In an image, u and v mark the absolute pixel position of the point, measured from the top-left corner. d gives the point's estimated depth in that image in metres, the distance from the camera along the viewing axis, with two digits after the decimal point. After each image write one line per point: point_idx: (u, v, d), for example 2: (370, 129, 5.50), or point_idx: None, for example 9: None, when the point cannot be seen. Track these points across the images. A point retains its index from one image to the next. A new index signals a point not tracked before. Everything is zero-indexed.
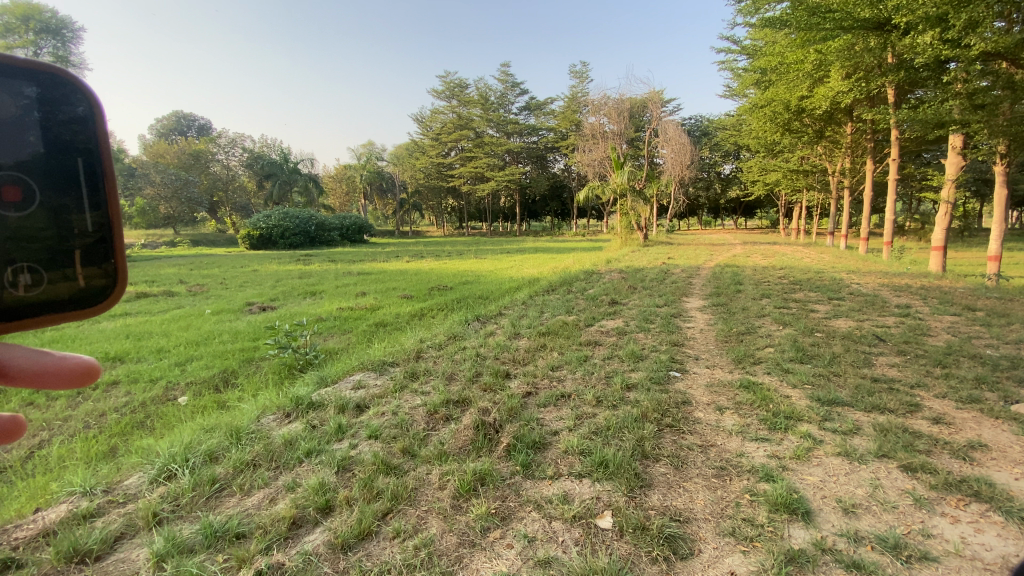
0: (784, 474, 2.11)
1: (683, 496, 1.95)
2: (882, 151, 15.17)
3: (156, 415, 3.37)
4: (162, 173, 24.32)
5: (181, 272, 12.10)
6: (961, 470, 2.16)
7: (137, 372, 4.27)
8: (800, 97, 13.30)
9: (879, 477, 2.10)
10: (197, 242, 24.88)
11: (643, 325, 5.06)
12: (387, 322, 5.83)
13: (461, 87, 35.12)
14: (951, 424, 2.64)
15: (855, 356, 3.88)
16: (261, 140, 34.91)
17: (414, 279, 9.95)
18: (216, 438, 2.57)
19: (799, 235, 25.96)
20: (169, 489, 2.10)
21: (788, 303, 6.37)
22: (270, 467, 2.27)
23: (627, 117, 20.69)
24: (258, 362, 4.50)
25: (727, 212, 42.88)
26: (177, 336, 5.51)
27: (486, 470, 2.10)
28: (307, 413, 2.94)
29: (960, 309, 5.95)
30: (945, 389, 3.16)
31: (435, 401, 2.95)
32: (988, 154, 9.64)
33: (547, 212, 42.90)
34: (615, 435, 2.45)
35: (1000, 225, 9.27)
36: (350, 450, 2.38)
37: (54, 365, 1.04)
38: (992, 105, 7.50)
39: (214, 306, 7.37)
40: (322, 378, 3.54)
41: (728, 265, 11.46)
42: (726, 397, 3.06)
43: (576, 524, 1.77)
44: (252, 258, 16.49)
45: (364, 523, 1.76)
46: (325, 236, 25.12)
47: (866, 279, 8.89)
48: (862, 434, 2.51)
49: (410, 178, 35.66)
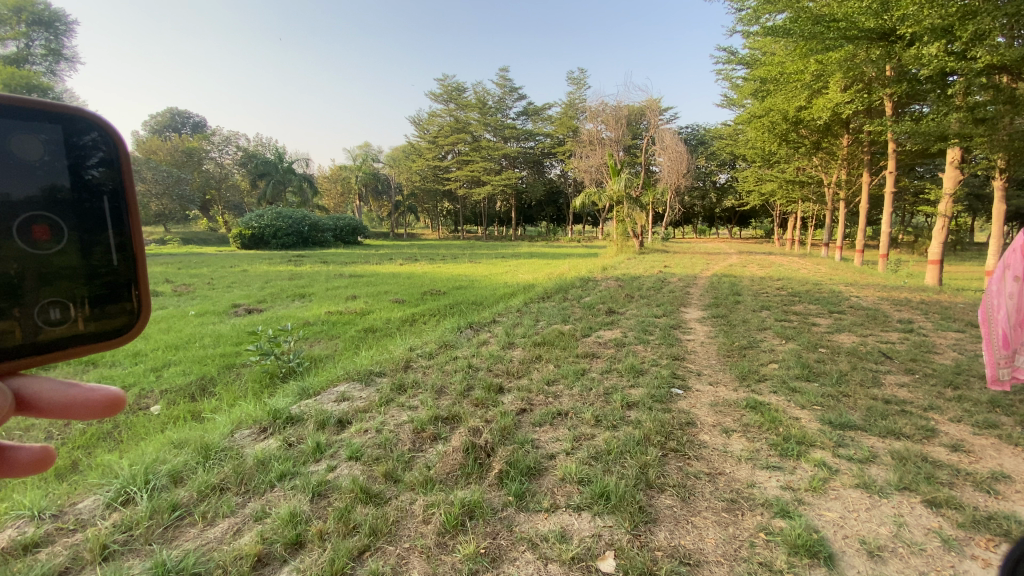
0: (801, 510, 1.94)
1: (691, 534, 1.77)
2: (879, 164, 15.18)
3: (126, 426, 3.15)
4: (154, 170, 23.85)
5: (168, 271, 11.80)
6: (987, 505, 2.00)
7: (109, 378, 4.02)
8: (798, 108, 13.25)
9: (902, 513, 1.93)
10: (187, 241, 24.50)
11: (641, 337, 4.89)
12: (376, 328, 5.63)
13: (459, 91, 35.10)
14: (971, 452, 2.48)
15: (864, 374, 3.73)
16: (255, 139, 34.58)
17: (407, 283, 9.75)
18: (184, 455, 2.36)
19: (793, 245, 26.02)
20: (125, 516, 1.89)
21: (789, 316, 6.24)
22: (239, 492, 2.07)
23: (624, 124, 20.61)
24: (239, 369, 4.27)
25: (722, 221, 43.05)
26: (156, 339, 5.27)
27: (476, 500, 1.92)
28: (284, 428, 2.74)
29: (963, 325, 5.82)
30: (959, 412, 3.01)
31: (422, 418, 2.76)
32: (985, 169, 9.59)
33: (542, 217, 42.86)
34: (616, 461, 2.27)
35: (998, 240, 9.20)
36: (327, 474, 2.18)
37: (81, 401, 0.93)
38: (993, 119, 7.36)
39: (198, 307, 7.14)
40: (303, 389, 3.34)
41: (725, 275, 11.31)
42: (732, 418, 2.88)
43: (574, 567, 1.59)
44: (243, 258, 16.19)
45: (337, 563, 1.56)
46: (318, 237, 24.85)
47: (865, 292, 8.79)
48: (879, 462, 2.34)
49: (406, 181, 35.46)
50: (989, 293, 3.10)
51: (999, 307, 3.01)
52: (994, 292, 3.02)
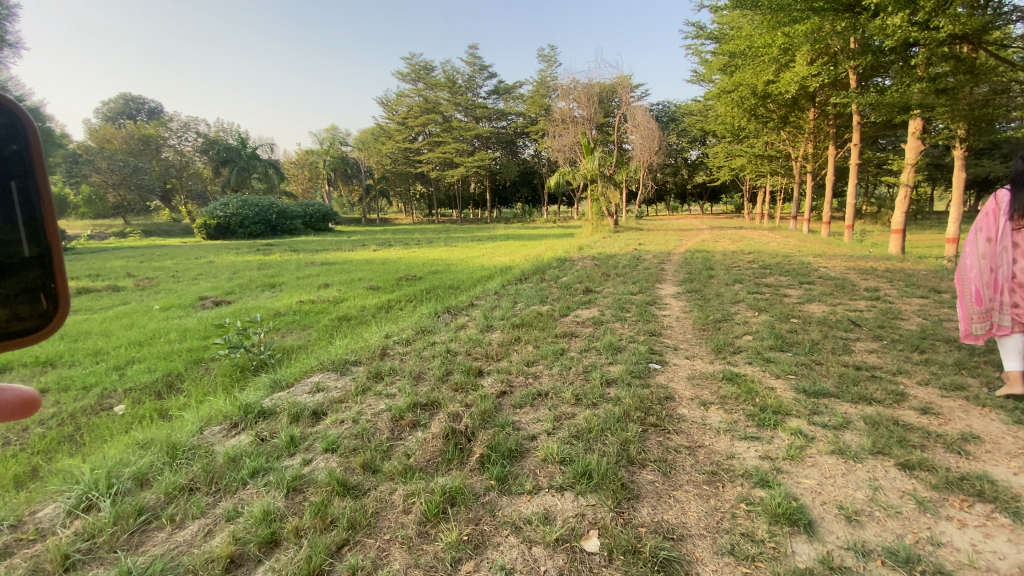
0: (780, 479, 1.96)
1: (674, 508, 1.77)
2: (844, 136, 15.48)
3: (88, 428, 3.00)
4: (109, 160, 22.69)
5: (130, 265, 11.33)
6: (958, 465, 2.05)
7: (68, 379, 3.81)
8: (766, 82, 13.04)
9: (877, 477, 1.97)
10: (149, 233, 23.56)
11: (619, 314, 4.89)
12: (351, 316, 5.51)
13: (427, 70, 34.28)
14: (939, 414, 2.56)
15: (835, 342, 3.81)
16: (216, 125, 33.15)
17: (381, 269, 9.58)
18: (150, 456, 2.25)
19: (763, 219, 26.61)
20: (87, 523, 1.79)
21: (761, 288, 6.36)
22: (210, 492, 1.99)
23: (596, 102, 20.46)
24: (207, 364, 4.12)
25: (693, 198, 43.71)
26: (118, 336, 5.03)
27: (457, 487, 1.88)
28: (256, 423, 2.65)
29: (926, 291, 6.02)
30: (927, 376, 3.11)
31: (400, 406, 2.70)
32: (945, 139, 9.87)
33: (518, 198, 42.65)
34: (597, 439, 2.27)
35: (959, 207, 9.50)
36: (303, 467, 2.11)
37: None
38: (954, 89, 7.59)
39: (162, 301, 6.84)
40: (275, 381, 3.24)
41: (698, 250, 11.47)
42: (710, 391, 2.91)
43: (558, 549, 1.57)
44: (209, 249, 15.67)
45: (315, 560, 1.51)
46: (287, 225, 24.21)
47: (833, 263, 9.01)
48: (853, 428, 2.39)
49: (376, 164, 34.74)
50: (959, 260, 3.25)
51: (970, 267, 3.13)
52: (966, 253, 3.17)
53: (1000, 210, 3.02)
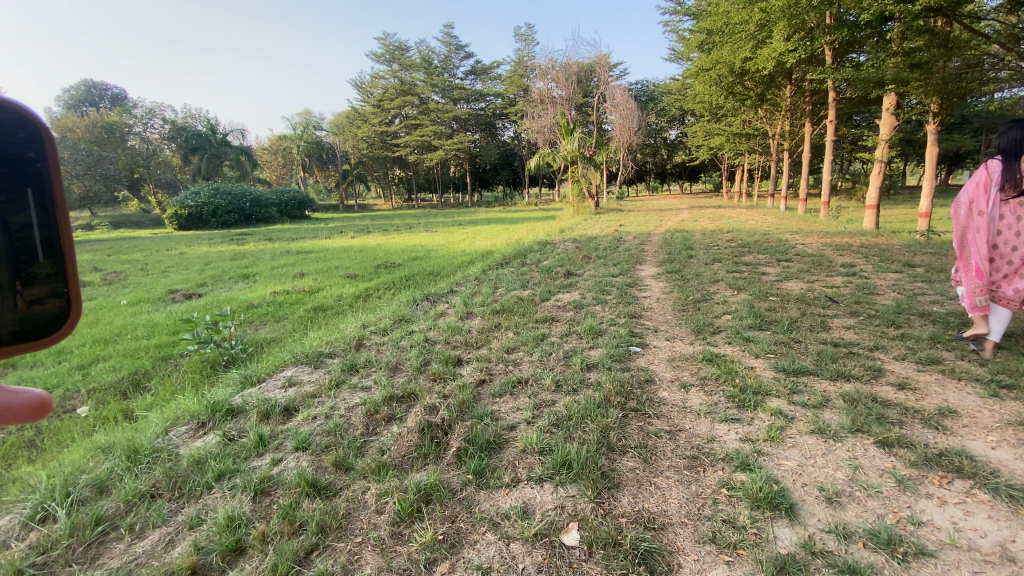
0: (761, 461, 1.94)
1: (655, 496, 1.74)
2: (820, 113, 15.54)
3: (49, 432, 2.86)
4: (72, 150, 21.48)
5: (96, 259, 10.87)
6: (937, 442, 2.06)
7: (28, 381, 3.63)
8: (744, 59, 12.92)
9: (857, 456, 1.97)
10: (118, 225, 22.66)
11: (599, 297, 4.85)
12: (326, 306, 5.38)
13: (401, 50, 33.36)
14: (917, 389, 2.57)
15: (813, 319, 3.82)
16: (183, 111, 31.83)
17: (359, 257, 9.37)
18: (110, 462, 2.14)
19: (741, 198, 26.82)
20: (40, 537, 1.68)
21: (739, 267, 6.37)
22: (172, 498, 1.89)
23: (575, 81, 20.15)
24: (176, 360, 3.96)
25: (673, 177, 43.85)
26: (82, 334, 4.81)
27: (432, 484, 1.81)
28: (225, 421, 2.55)
29: (900, 266, 6.09)
30: (903, 350, 3.14)
31: (375, 399, 2.61)
32: (919, 113, 9.96)
33: (498, 181, 42.22)
34: (577, 426, 2.22)
35: (932, 181, 9.63)
36: (272, 468, 2.03)
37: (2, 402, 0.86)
38: (927, 64, 7.52)
39: (129, 296, 6.57)
40: (245, 376, 3.13)
41: (678, 230, 11.48)
42: (690, 372, 2.89)
43: (537, 545, 1.53)
44: (181, 240, 15.15)
45: (283, 568, 1.44)
46: (262, 213, 23.58)
47: (810, 239, 9.10)
48: (831, 407, 2.39)
49: (353, 148, 33.95)
50: (956, 232, 3.29)
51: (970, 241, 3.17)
52: (964, 227, 3.21)
53: (991, 181, 3.07)
